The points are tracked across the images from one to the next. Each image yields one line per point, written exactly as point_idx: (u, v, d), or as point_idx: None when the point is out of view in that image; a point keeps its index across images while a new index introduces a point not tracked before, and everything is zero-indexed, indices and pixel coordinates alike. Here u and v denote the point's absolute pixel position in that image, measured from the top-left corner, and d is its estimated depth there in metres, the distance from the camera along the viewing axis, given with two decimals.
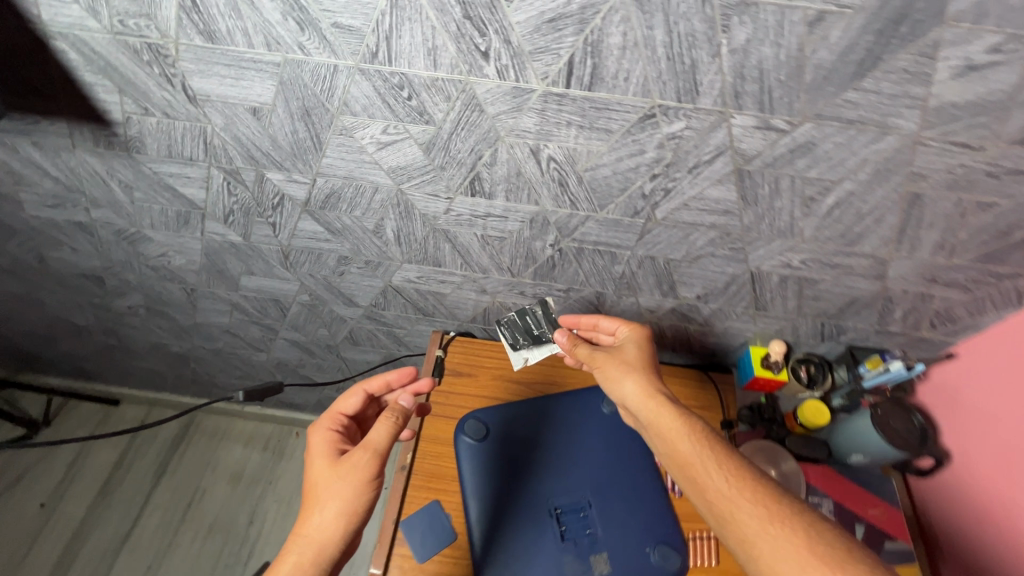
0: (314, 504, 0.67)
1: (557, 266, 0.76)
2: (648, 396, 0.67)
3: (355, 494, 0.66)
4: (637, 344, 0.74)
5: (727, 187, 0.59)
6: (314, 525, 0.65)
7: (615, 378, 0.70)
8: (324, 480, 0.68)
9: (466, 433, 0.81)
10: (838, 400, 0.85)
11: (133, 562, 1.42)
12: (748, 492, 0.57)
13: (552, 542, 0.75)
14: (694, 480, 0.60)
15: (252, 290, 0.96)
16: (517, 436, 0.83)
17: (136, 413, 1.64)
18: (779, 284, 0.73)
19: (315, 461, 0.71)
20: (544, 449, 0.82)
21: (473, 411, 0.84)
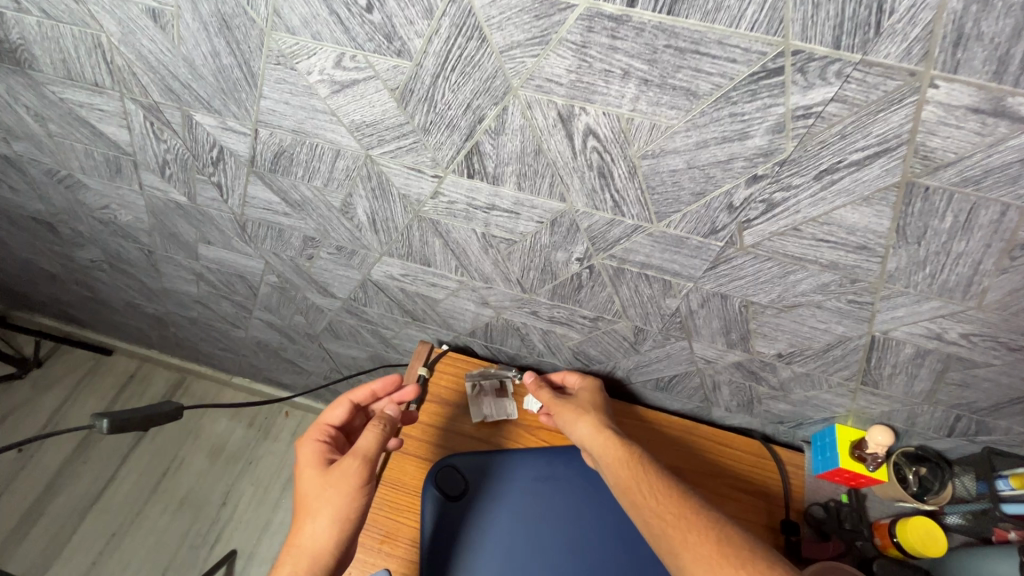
0: (304, 520, 0.50)
1: (584, 287, 0.55)
2: (595, 427, 0.57)
3: (352, 499, 0.50)
4: (594, 390, 0.65)
5: (877, 209, 0.35)
6: (302, 549, 0.48)
7: (564, 418, 0.60)
8: (312, 488, 0.51)
9: (437, 484, 0.62)
10: (955, 519, 0.61)
11: (100, 526, 1.33)
12: (687, 510, 0.45)
13: None
14: (632, 504, 0.48)
15: (214, 262, 0.79)
16: (498, 500, 0.62)
17: (127, 366, 1.55)
18: (911, 359, 0.49)
19: (301, 470, 0.54)
20: (533, 523, 0.61)
21: (451, 455, 0.65)
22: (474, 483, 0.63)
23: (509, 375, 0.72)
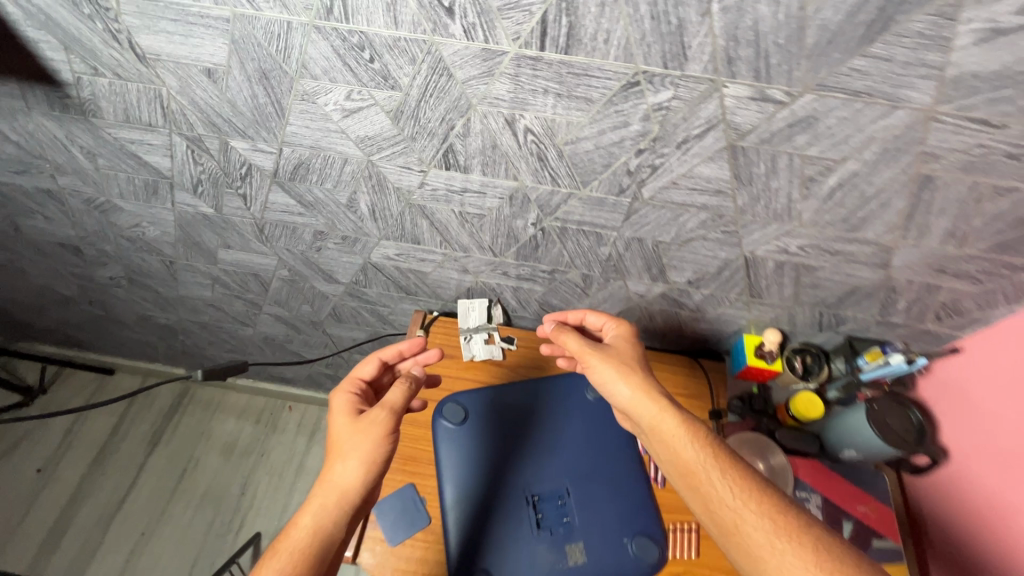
0: (334, 462, 0.60)
1: (540, 246, 0.72)
2: (647, 399, 0.63)
3: (380, 446, 0.61)
4: (629, 340, 0.71)
5: (719, 164, 0.54)
6: (331, 488, 0.58)
7: (609, 380, 0.66)
8: (346, 434, 0.62)
9: (445, 417, 0.79)
10: (834, 392, 0.82)
11: (128, 529, 1.44)
12: (761, 504, 0.52)
13: (527, 529, 0.72)
14: (698, 490, 0.55)
15: (231, 264, 0.93)
16: (495, 421, 0.80)
17: (131, 383, 1.64)
18: (775, 271, 0.69)
19: (337, 415, 0.66)
20: (522, 435, 0.79)
21: (454, 394, 0.82)
22: (476, 413, 0.80)
23: (494, 329, 0.89)
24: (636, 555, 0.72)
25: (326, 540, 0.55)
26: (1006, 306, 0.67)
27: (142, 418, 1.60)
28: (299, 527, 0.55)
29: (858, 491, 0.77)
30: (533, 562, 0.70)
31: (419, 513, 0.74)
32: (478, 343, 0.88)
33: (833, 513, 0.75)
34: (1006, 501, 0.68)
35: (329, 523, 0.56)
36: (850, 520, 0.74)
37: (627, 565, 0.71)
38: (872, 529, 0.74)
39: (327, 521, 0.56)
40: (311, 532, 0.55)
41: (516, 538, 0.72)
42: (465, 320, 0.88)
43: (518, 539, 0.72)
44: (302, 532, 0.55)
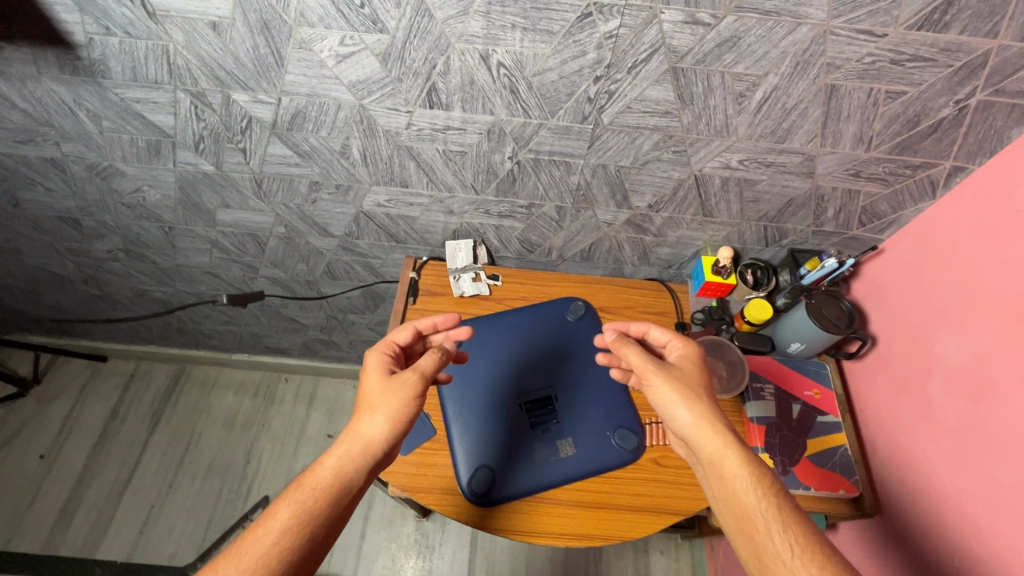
0: (363, 414, 0.64)
1: (517, 181, 0.82)
2: (709, 430, 0.65)
3: (406, 406, 0.65)
4: (696, 363, 0.74)
5: (664, 86, 0.64)
6: (357, 438, 0.63)
7: (671, 402, 0.69)
8: (377, 392, 0.66)
9: None
10: (783, 300, 0.90)
11: (138, 503, 1.49)
12: (809, 557, 0.53)
13: (522, 430, 0.82)
14: (748, 531, 0.57)
15: (229, 225, 0.99)
16: (488, 344, 0.89)
17: (126, 368, 1.68)
18: (721, 187, 0.79)
19: (371, 373, 0.69)
20: (513, 354, 0.88)
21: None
22: (470, 338, 0.89)
23: (480, 268, 0.98)
24: (618, 445, 0.82)
25: (346, 484, 0.59)
26: (914, 206, 0.79)
27: (140, 400, 1.64)
28: (324, 467, 0.59)
29: (805, 379, 0.89)
30: (530, 456, 0.80)
31: (427, 424, 0.83)
32: (466, 280, 0.96)
33: (784, 399, 0.86)
34: (925, 366, 0.78)
35: (351, 470, 0.60)
36: (798, 402, 0.86)
37: (611, 453, 0.82)
38: (816, 408, 0.86)
39: (350, 467, 0.60)
40: (335, 475, 0.59)
41: (513, 438, 0.81)
42: (454, 261, 0.97)
43: (515, 439, 0.81)
44: (327, 470, 0.59)
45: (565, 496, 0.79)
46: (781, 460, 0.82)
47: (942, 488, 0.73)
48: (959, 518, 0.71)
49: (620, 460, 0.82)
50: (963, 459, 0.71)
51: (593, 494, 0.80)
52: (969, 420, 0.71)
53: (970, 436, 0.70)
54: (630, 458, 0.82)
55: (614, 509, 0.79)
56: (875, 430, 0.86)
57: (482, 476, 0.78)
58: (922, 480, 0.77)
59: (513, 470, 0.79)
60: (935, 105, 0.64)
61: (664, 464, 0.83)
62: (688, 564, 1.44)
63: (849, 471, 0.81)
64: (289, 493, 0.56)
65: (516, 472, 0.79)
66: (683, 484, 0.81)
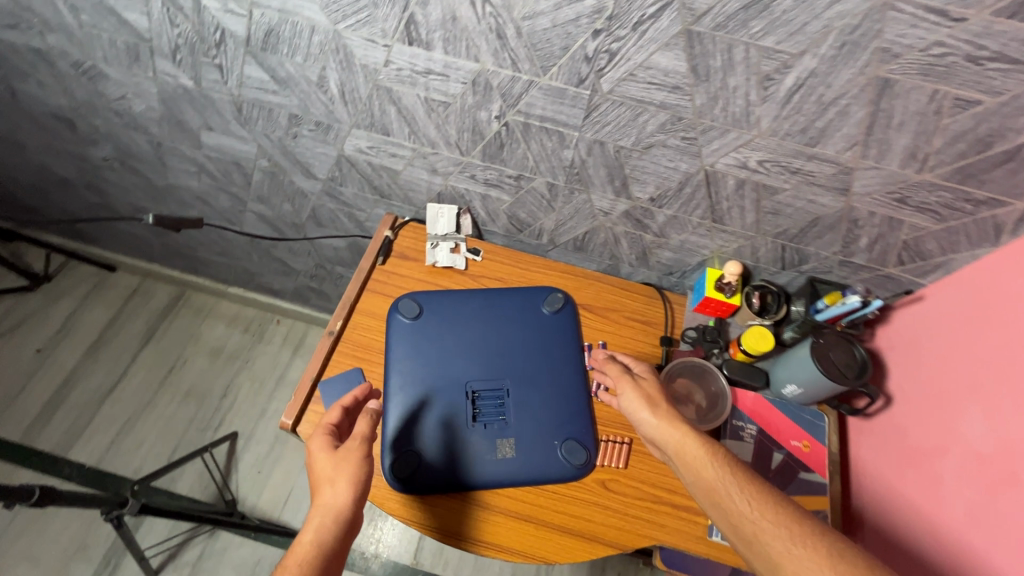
0: (323, 485, 0.57)
1: (505, 146, 0.73)
2: (669, 427, 0.64)
3: (364, 463, 0.58)
4: (655, 375, 0.72)
5: (676, 53, 0.54)
6: (327, 507, 0.55)
7: (634, 409, 0.67)
8: (326, 464, 0.58)
9: (400, 311, 0.81)
10: (790, 334, 0.80)
11: (115, 414, 1.51)
12: (769, 509, 0.53)
13: (462, 421, 0.74)
14: (721, 508, 0.56)
15: (214, 150, 0.95)
16: (448, 321, 0.81)
17: (129, 281, 1.70)
18: (735, 190, 0.68)
19: (315, 458, 0.59)
20: (472, 336, 0.80)
21: (413, 292, 0.84)
22: (430, 311, 0.82)
23: (461, 239, 0.90)
24: (564, 458, 0.74)
25: (329, 555, 0.52)
26: (969, 250, 0.65)
27: (137, 315, 1.66)
28: (301, 545, 0.53)
29: (797, 428, 0.77)
30: (464, 450, 0.73)
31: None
32: (443, 252, 0.89)
33: (765, 445, 0.75)
34: (940, 440, 0.66)
35: (330, 540, 0.53)
36: (780, 452, 0.75)
37: (554, 465, 0.73)
38: (800, 463, 0.74)
39: (330, 537, 0.53)
40: (315, 548, 0.52)
41: (449, 427, 0.74)
42: (434, 226, 0.89)
43: (452, 427, 0.74)
44: (305, 548, 0.52)
45: (493, 500, 0.72)
46: None
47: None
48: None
49: (563, 474, 0.73)
50: (964, 557, 0.60)
51: (522, 505, 0.72)
52: (981, 512, 0.59)
53: (978, 532, 0.59)
54: (575, 475, 0.73)
55: (543, 526, 0.70)
56: (869, 499, 0.75)
57: (406, 461, 0.71)
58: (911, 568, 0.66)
59: (442, 460, 0.72)
60: (1016, 125, 0.50)
61: (611, 489, 0.74)
62: None
63: None
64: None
65: (445, 463, 0.72)
66: (626, 516, 0.72)
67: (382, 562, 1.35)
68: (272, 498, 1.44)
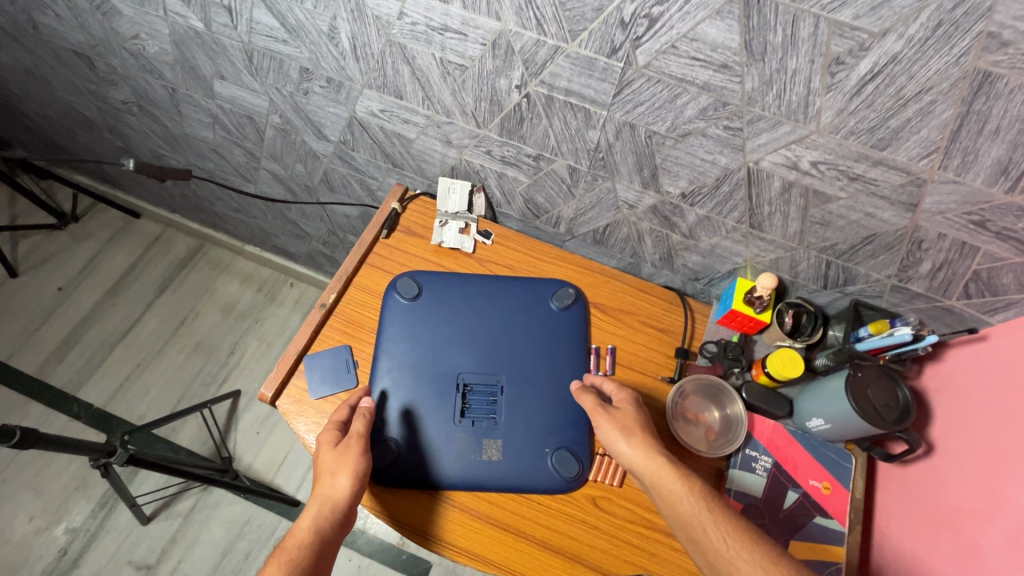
0: (324, 477, 0.57)
1: (524, 121, 0.65)
2: (646, 456, 0.59)
3: (365, 458, 0.59)
4: (633, 403, 0.65)
5: (727, 23, 0.46)
6: (327, 497, 0.56)
7: (610, 439, 0.62)
8: (328, 456, 0.58)
9: (397, 291, 0.75)
10: (823, 361, 0.71)
11: (126, 358, 1.53)
12: (745, 549, 0.50)
13: (449, 416, 0.69)
14: (697, 543, 0.53)
15: (227, 101, 0.91)
16: (447, 307, 0.76)
17: (152, 229, 1.71)
18: (781, 193, 0.59)
19: (319, 452, 0.60)
20: (470, 326, 0.75)
21: (413, 271, 0.78)
22: (430, 294, 0.76)
23: (473, 220, 0.83)
24: (553, 468, 0.68)
25: (326, 543, 0.53)
26: None
27: (157, 263, 1.67)
28: (300, 531, 0.53)
29: (819, 465, 0.69)
30: (446, 447, 0.68)
31: (348, 373, 0.72)
32: (451, 231, 0.83)
33: (779, 483, 0.67)
34: (984, 504, 0.57)
35: (327, 528, 0.54)
36: (796, 491, 0.67)
37: (542, 473, 0.68)
38: (818, 505, 0.67)
39: (328, 526, 0.54)
40: (314, 534, 0.53)
41: (434, 422, 0.69)
42: (444, 203, 0.82)
43: (437, 420, 0.69)
44: (303, 533, 0.53)
45: (472, 503, 0.67)
46: None
47: None
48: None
49: (551, 485, 0.67)
50: None
51: (503, 512, 0.66)
52: None
53: None
54: (564, 487, 0.68)
55: (523, 538, 0.65)
56: (891, 555, 0.67)
57: (384, 451, 0.66)
58: None
59: (422, 454, 0.67)
60: None
61: (602, 507, 0.68)
62: None
63: None
64: (271, 562, 0.49)
65: (425, 458, 0.67)
66: (615, 538, 0.66)
67: (369, 538, 1.34)
68: (269, 460, 1.44)
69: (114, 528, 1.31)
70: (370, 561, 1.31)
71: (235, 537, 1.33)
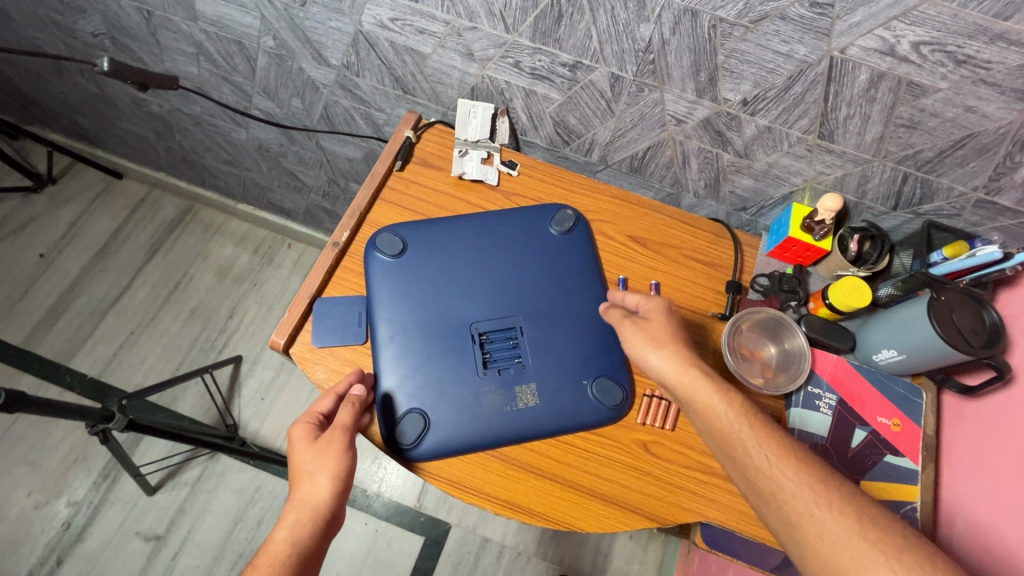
0: (301, 479, 0.50)
1: (563, 18, 0.57)
2: (680, 368, 0.53)
3: (349, 455, 0.52)
4: (663, 311, 0.58)
5: None
6: (305, 502, 0.49)
7: (639, 352, 0.55)
8: (305, 456, 0.51)
9: (380, 248, 0.66)
10: (888, 291, 0.65)
11: (118, 325, 1.45)
12: (790, 466, 0.45)
13: (470, 369, 0.62)
14: (735, 460, 0.47)
15: (213, 24, 0.81)
16: (442, 256, 0.67)
17: (137, 190, 1.60)
18: (864, 90, 0.52)
19: (294, 452, 0.52)
20: (481, 272, 0.67)
21: (394, 225, 0.69)
22: (416, 248, 0.67)
23: (495, 149, 0.75)
24: (595, 397, 0.62)
25: (305, 556, 0.46)
26: None
27: (144, 226, 1.57)
28: (275, 544, 0.46)
29: (888, 401, 0.63)
30: (474, 401, 0.61)
31: (359, 328, 0.65)
32: (472, 162, 0.74)
33: (845, 421, 0.62)
34: None
35: (308, 538, 0.47)
36: (864, 430, 0.62)
37: (587, 410, 0.62)
38: (888, 444, 0.61)
39: (307, 533, 0.47)
40: (290, 546, 0.46)
41: (457, 376, 0.62)
42: (464, 130, 0.74)
43: (459, 378, 0.62)
44: (279, 548, 0.46)
45: (513, 452, 0.61)
46: None
47: None
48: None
49: (598, 425, 0.62)
50: None
51: (547, 462, 0.61)
52: None
53: None
54: (610, 416, 0.62)
55: (570, 489, 0.60)
56: (965, 494, 0.61)
57: (409, 424, 0.59)
58: None
59: (448, 417, 0.60)
60: None
61: (653, 452, 0.62)
62: (656, 559, 1.29)
63: None
64: None
65: (456, 420, 0.60)
66: (670, 485, 0.61)
67: (385, 502, 1.30)
68: (276, 427, 1.38)
69: (119, 499, 1.25)
70: (387, 524, 1.28)
71: (246, 504, 1.28)
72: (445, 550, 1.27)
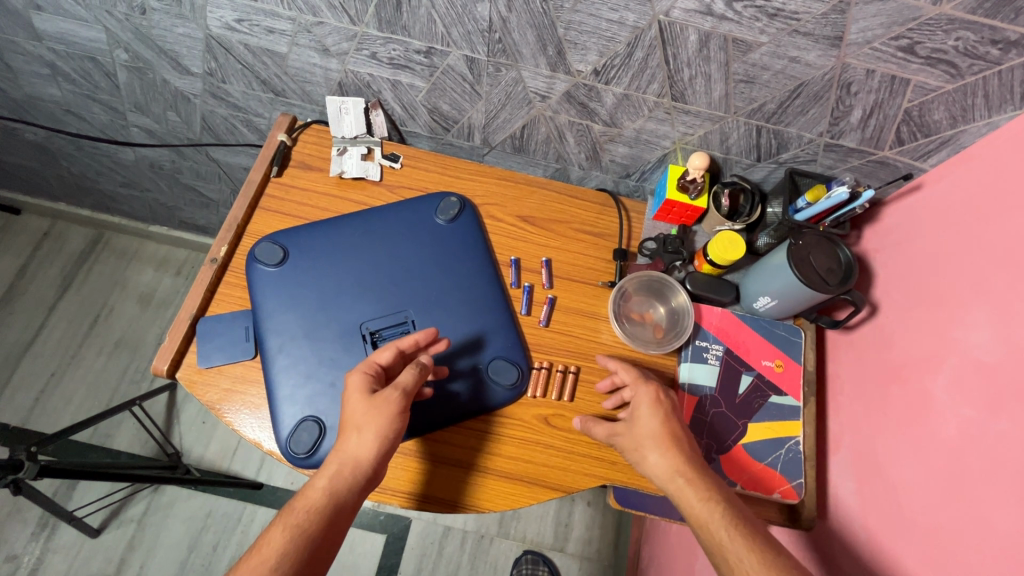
0: (350, 431, 0.51)
1: (403, 5, 0.56)
2: (664, 467, 0.52)
3: (396, 421, 0.51)
4: (648, 406, 0.57)
5: None
6: (347, 456, 0.50)
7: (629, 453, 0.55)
8: (357, 408, 0.51)
9: (258, 258, 0.65)
10: (765, 240, 0.68)
11: (37, 368, 1.38)
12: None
13: None
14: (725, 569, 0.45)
15: (59, 41, 0.76)
16: (326, 260, 0.66)
17: (38, 225, 1.51)
18: (697, 49, 0.53)
19: (349, 398, 0.52)
20: (368, 269, 0.66)
21: (275, 233, 0.67)
22: (298, 254, 0.66)
23: (375, 143, 0.74)
24: (490, 379, 0.63)
25: (340, 509, 0.47)
26: (984, 115, 0.51)
27: (53, 262, 1.49)
28: (314, 490, 0.48)
29: (771, 345, 0.67)
30: None
31: (247, 343, 0.63)
32: (352, 160, 0.73)
33: (733, 368, 0.65)
34: (935, 351, 0.53)
35: (345, 492, 0.48)
36: (750, 374, 0.65)
37: (484, 393, 0.63)
38: (770, 384, 0.65)
39: (342, 489, 0.48)
40: (327, 498, 0.47)
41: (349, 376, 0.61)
42: (339, 127, 0.73)
43: None
44: (317, 495, 0.48)
45: (415, 445, 0.61)
46: (706, 444, 0.62)
47: (904, 522, 0.52)
48: (916, 569, 0.49)
49: (496, 404, 0.63)
50: (950, 491, 0.48)
51: (453, 450, 0.61)
52: (974, 433, 0.47)
53: (968, 459, 0.47)
54: (506, 397, 0.63)
55: (476, 472, 0.61)
56: (844, 424, 0.63)
57: (305, 432, 0.58)
58: (888, 506, 0.54)
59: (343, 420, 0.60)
60: None
61: (555, 424, 0.64)
62: (613, 521, 1.34)
63: (793, 470, 0.62)
64: (277, 525, 0.45)
65: None
66: (572, 455, 0.63)
67: None
68: (221, 449, 1.35)
69: (62, 547, 1.21)
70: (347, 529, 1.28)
71: (198, 531, 1.25)
72: (409, 545, 1.28)
